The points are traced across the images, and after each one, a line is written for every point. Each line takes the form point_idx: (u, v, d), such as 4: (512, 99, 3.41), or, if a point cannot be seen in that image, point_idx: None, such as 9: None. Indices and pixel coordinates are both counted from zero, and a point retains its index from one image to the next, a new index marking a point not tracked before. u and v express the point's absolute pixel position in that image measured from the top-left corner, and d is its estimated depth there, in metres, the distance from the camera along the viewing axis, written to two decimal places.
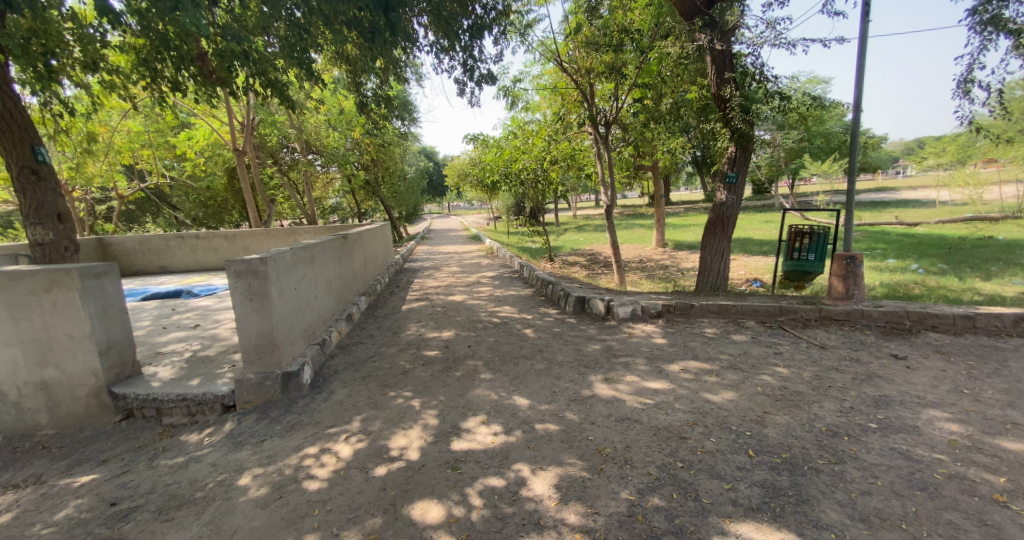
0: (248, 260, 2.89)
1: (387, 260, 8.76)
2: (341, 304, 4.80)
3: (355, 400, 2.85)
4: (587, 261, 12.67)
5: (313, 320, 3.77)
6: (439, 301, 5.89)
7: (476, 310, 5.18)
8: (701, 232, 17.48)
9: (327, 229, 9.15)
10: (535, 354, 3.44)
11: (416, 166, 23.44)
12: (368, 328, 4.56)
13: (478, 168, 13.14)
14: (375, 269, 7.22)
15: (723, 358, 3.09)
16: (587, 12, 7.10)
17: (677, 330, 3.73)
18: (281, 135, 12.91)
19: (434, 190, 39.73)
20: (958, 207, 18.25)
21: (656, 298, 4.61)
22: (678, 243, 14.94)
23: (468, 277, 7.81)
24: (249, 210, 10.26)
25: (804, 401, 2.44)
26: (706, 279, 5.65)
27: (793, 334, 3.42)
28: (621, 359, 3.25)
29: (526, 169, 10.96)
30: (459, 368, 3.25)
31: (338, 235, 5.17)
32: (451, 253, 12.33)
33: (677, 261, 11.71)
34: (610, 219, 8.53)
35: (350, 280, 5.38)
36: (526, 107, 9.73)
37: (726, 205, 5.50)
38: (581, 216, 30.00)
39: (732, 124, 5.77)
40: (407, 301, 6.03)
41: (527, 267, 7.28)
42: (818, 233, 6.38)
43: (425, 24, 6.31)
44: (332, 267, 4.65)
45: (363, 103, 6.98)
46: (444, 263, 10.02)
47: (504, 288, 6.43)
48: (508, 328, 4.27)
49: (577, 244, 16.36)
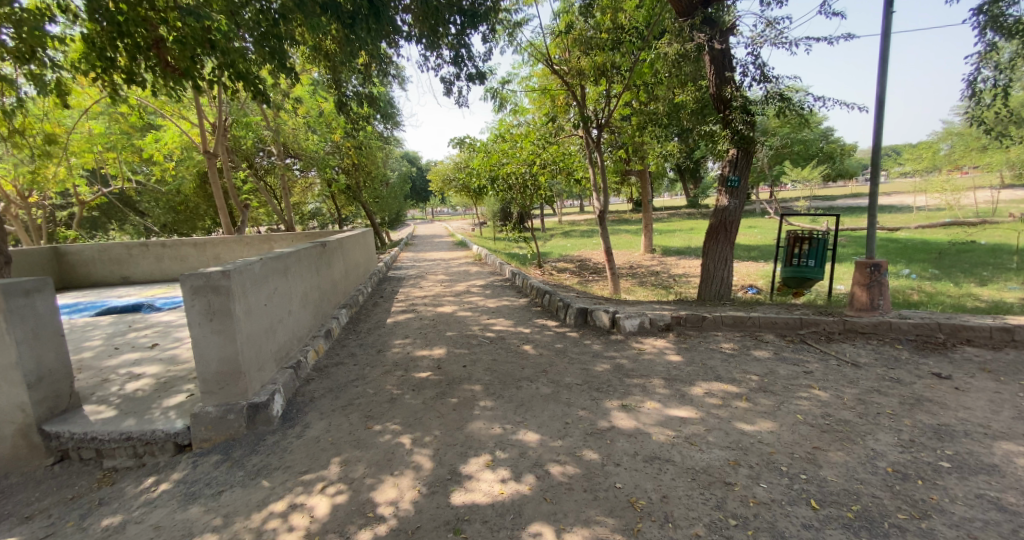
0: (208, 274, 2.47)
1: (370, 268, 8.30)
2: (318, 318, 4.37)
3: (334, 437, 2.44)
4: (577, 268, 12.39)
5: (285, 340, 3.34)
6: (427, 313, 5.49)
7: (467, 323, 4.80)
8: (688, 237, 17.41)
9: (306, 236, 8.67)
10: (538, 375, 3.09)
11: (399, 171, 22.93)
12: (349, 345, 4.14)
13: (464, 173, 12.76)
14: (356, 278, 6.78)
15: (749, 380, 2.78)
16: (578, 12, 6.83)
17: (691, 345, 3.42)
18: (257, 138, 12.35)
19: (416, 195, 39.16)
20: (935, 211, 18.57)
21: (662, 309, 4.30)
22: (666, 248, 14.78)
23: (455, 286, 7.41)
24: (221, 215, 9.67)
25: (855, 433, 2.15)
26: (709, 288, 5.37)
27: (819, 349, 3.15)
28: (635, 380, 2.91)
29: (514, 173, 10.63)
30: (455, 393, 2.87)
31: (316, 243, 4.74)
32: (436, 259, 11.90)
33: (668, 267, 11.50)
34: (603, 225, 8.24)
35: (329, 291, 4.95)
36: (514, 110, 9.42)
37: (728, 210, 5.22)
38: (566, 221, 29.85)
39: (733, 126, 5.55)
40: (391, 314, 5.61)
41: (518, 274, 6.93)
42: (818, 238, 6.19)
43: (408, 19, 5.94)
44: (309, 279, 4.23)
45: (343, 102, 6.56)
46: (429, 271, 9.59)
47: (495, 298, 6.06)
48: (504, 343, 3.91)
49: (564, 250, 16.10)
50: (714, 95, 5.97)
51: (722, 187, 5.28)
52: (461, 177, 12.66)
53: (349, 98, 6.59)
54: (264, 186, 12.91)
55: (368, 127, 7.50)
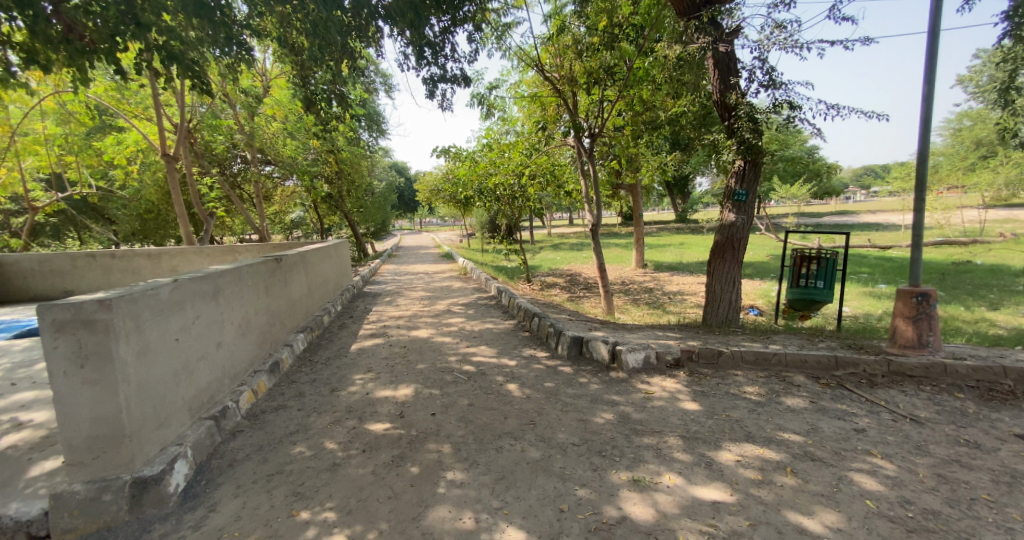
0: (78, 304, 1.84)
1: (343, 283, 7.64)
2: (266, 347, 3.73)
3: (245, 531, 1.80)
4: (567, 284, 11.86)
5: (208, 381, 2.69)
6: (400, 338, 4.84)
7: (443, 352, 4.16)
8: (679, 253, 17.05)
9: (273, 248, 8.16)
10: (524, 428, 2.48)
11: (384, 180, 22.27)
12: (301, 381, 3.50)
13: (449, 183, 12.21)
14: (324, 295, 6.15)
15: (789, 442, 2.21)
16: (572, 16, 6.41)
17: (707, 388, 2.84)
18: (229, 141, 11.66)
19: (403, 204, 38.55)
20: (923, 230, 18.49)
21: (667, 340, 3.75)
22: (658, 263, 14.32)
23: (435, 305, 6.77)
24: (182, 224, 8.92)
25: (954, 534, 1.57)
26: (715, 311, 4.82)
27: (864, 397, 2.60)
28: (646, 439, 2.32)
29: (502, 184, 10.08)
30: (417, 458, 2.24)
31: (269, 258, 4.12)
32: (419, 273, 11.26)
33: (662, 283, 11.01)
34: (596, 239, 7.68)
35: (283, 314, 4.31)
36: (503, 118, 8.94)
37: (735, 226, 4.71)
38: (556, 234, 29.49)
39: (738, 135, 5.01)
40: (359, 339, 4.95)
41: (505, 293, 6.33)
42: (827, 257, 5.70)
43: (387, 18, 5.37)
44: (254, 301, 3.59)
45: (312, 100, 5.93)
46: (409, 287, 8.94)
47: (478, 321, 5.44)
48: (484, 380, 3.29)
49: (554, 264, 15.60)
50: (717, 102, 5.47)
51: (728, 201, 4.77)
52: (447, 186, 12.07)
53: (318, 97, 5.96)
54: (236, 194, 12.17)
55: (339, 128, 6.86)
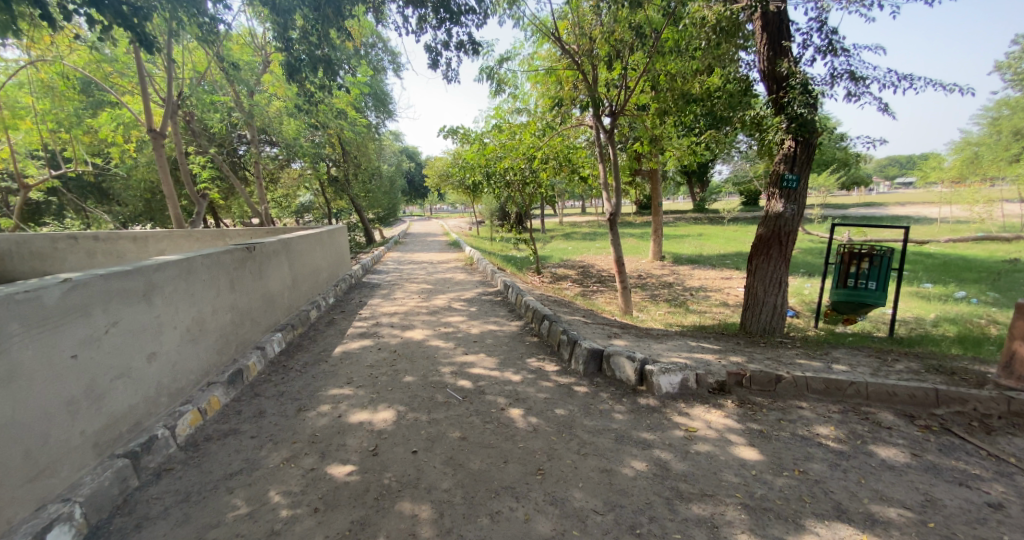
0: None
1: (338, 272, 7.13)
2: (228, 351, 3.23)
3: None
4: (580, 276, 11.22)
5: (129, 405, 2.18)
6: (391, 340, 4.26)
7: (437, 360, 3.57)
8: (697, 244, 16.27)
9: (265, 232, 7.75)
10: (529, 483, 1.87)
11: (393, 164, 21.70)
12: (265, 396, 2.95)
13: (457, 167, 11.58)
14: (313, 286, 5.63)
15: (900, 523, 1.57)
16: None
17: (767, 427, 2.20)
18: (228, 119, 11.16)
19: (413, 189, 38.07)
20: (960, 223, 17.40)
21: (704, 356, 3.11)
22: (676, 255, 13.57)
23: (435, 300, 6.19)
24: (171, 206, 8.41)
25: None
26: (756, 317, 4.15)
27: (985, 451, 1.94)
28: (695, 508, 1.69)
29: (512, 168, 9.43)
30: (383, 528, 1.66)
31: (237, 247, 3.60)
32: (424, 262, 10.68)
33: (681, 278, 10.30)
34: (614, 230, 6.99)
35: (257, 311, 3.81)
36: (513, 96, 8.25)
37: (783, 217, 4.01)
38: (569, 223, 28.73)
39: (788, 111, 4.29)
40: (345, 339, 4.38)
41: (513, 289, 5.71)
42: (882, 253, 4.90)
43: None
44: (212, 298, 3.09)
45: (294, 65, 5.42)
46: (411, 277, 8.37)
47: (480, 321, 4.83)
48: (482, 403, 2.68)
49: (566, 254, 14.93)
50: (765, 73, 4.70)
51: (774, 188, 4.08)
52: (454, 171, 11.45)
53: (301, 63, 5.43)
54: (236, 175, 11.67)
55: (324, 99, 6.32)
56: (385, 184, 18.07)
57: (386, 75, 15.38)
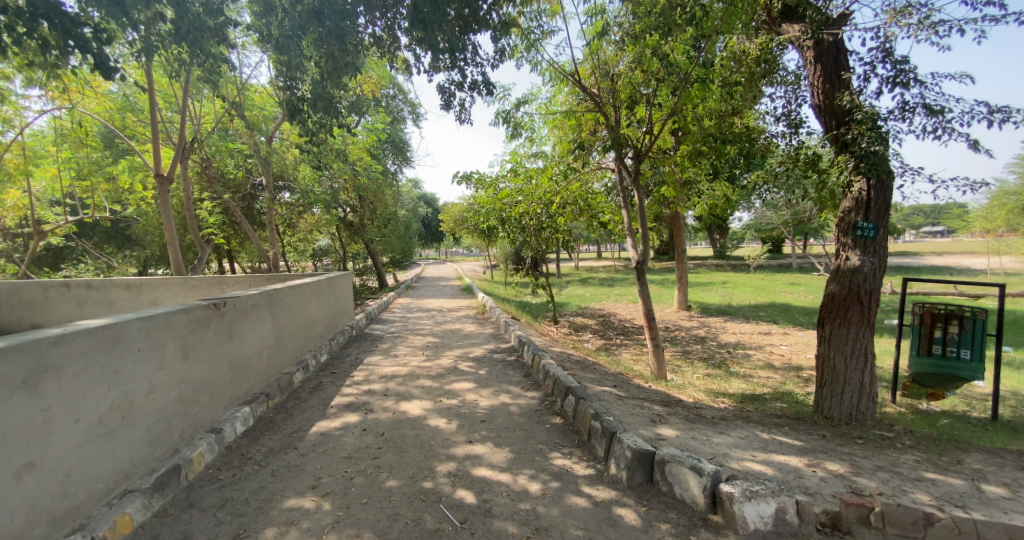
0: None
1: (337, 323, 6.55)
2: (167, 438, 2.57)
3: None
4: (601, 327, 10.42)
5: None
6: (382, 415, 3.52)
7: (433, 451, 2.81)
8: (725, 293, 15.39)
9: (266, 279, 7.29)
10: None
11: (411, 209, 21.68)
12: (200, 508, 2.25)
13: (471, 211, 11.19)
14: (304, 343, 5.01)
15: None
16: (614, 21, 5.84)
17: None
18: (245, 165, 11.14)
19: (429, 233, 38.32)
20: (1010, 276, 16.21)
21: (788, 459, 2.30)
22: (704, 305, 12.69)
23: (440, 357, 5.45)
24: (171, 251, 8.00)
25: None
26: (839, 398, 3.31)
27: None
28: None
29: (529, 213, 8.98)
30: None
31: (199, 304, 3.02)
32: (434, 310, 10.06)
33: (715, 332, 9.41)
34: (643, 281, 6.24)
35: (219, 380, 3.18)
36: (530, 140, 7.90)
37: (861, 272, 3.24)
38: (587, 268, 28.17)
39: (855, 148, 3.48)
40: (329, 412, 3.65)
41: (529, 349, 4.98)
42: (974, 315, 3.97)
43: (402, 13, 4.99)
44: (152, 372, 2.48)
45: (296, 105, 5.13)
46: (418, 328, 7.72)
47: (489, 389, 4.06)
48: (489, 534, 1.93)
49: (585, 301, 14.18)
50: (819, 108, 3.98)
51: (848, 237, 3.34)
52: (469, 215, 11.04)
53: (302, 103, 5.08)
54: (248, 221, 11.41)
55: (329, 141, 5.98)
56: (400, 228, 17.84)
57: (404, 125, 15.52)
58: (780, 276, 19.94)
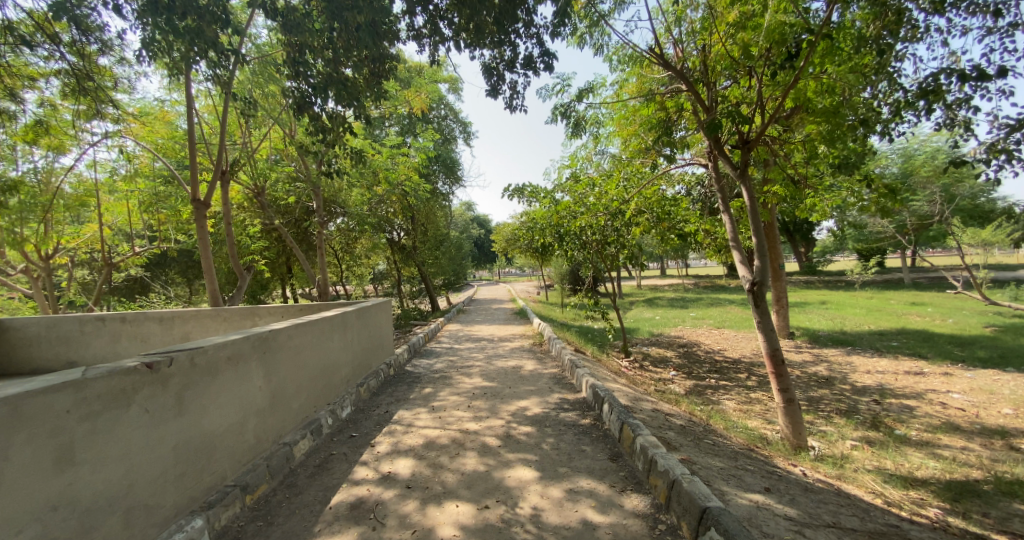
0: None
1: (371, 363, 5.46)
2: None
3: None
4: (686, 361, 8.66)
5: None
6: (395, 534, 2.26)
7: None
8: (828, 316, 12.97)
9: (301, 310, 6.41)
10: None
11: (464, 230, 21.04)
12: None
13: (526, 229, 10.02)
14: (321, 395, 3.93)
15: None
16: None
17: None
18: (293, 190, 10.75)
19: (483, 255, 38.07)
20: None
21: None
22: (810, 333, 10.50)
23: (491, 414, 4.14)
24: (210, 279, 7.41)
25: None
26: None
27: None
28: None
29: (592, 226, 7.62)
30: None
31: (117, 366, 2.02)
32: (487, 340, 8.83)
33: (840, 370, 7.38)
34: (761, 307, 4.66)
35: (155, 482, 2.12)
36: (595, 138, 6.65)
37: None
38: (652, 287, 26.00)
39: None
40: (324, 520, 2.44)
41: (614, 410, 3.54)
42: None
43: None
44: None
45: (304, 99, 4.25)
46: (469, 364, 6.50)
47: (563, 484, 2.67)
48: None
49: (658, 327, 12.40)
50: None
51: None
52: (521, 233, 9.81)
53: (314, 98, 4.25)
54: (297, 246, 10.77)
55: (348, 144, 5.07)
56: (453, 250, 17.06)
57: (455, 144, 14.92)
58: (891, 294, 16.94)
